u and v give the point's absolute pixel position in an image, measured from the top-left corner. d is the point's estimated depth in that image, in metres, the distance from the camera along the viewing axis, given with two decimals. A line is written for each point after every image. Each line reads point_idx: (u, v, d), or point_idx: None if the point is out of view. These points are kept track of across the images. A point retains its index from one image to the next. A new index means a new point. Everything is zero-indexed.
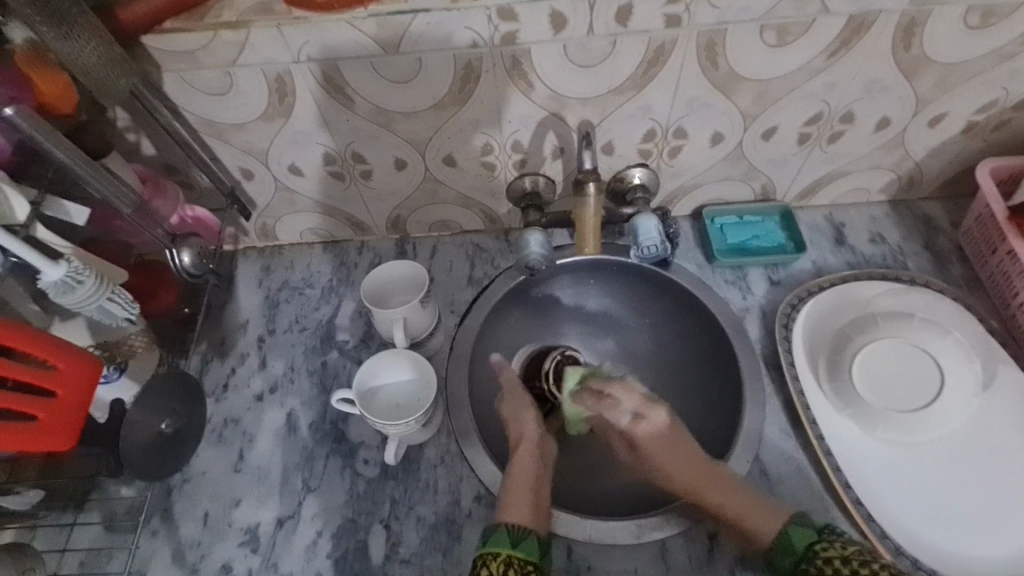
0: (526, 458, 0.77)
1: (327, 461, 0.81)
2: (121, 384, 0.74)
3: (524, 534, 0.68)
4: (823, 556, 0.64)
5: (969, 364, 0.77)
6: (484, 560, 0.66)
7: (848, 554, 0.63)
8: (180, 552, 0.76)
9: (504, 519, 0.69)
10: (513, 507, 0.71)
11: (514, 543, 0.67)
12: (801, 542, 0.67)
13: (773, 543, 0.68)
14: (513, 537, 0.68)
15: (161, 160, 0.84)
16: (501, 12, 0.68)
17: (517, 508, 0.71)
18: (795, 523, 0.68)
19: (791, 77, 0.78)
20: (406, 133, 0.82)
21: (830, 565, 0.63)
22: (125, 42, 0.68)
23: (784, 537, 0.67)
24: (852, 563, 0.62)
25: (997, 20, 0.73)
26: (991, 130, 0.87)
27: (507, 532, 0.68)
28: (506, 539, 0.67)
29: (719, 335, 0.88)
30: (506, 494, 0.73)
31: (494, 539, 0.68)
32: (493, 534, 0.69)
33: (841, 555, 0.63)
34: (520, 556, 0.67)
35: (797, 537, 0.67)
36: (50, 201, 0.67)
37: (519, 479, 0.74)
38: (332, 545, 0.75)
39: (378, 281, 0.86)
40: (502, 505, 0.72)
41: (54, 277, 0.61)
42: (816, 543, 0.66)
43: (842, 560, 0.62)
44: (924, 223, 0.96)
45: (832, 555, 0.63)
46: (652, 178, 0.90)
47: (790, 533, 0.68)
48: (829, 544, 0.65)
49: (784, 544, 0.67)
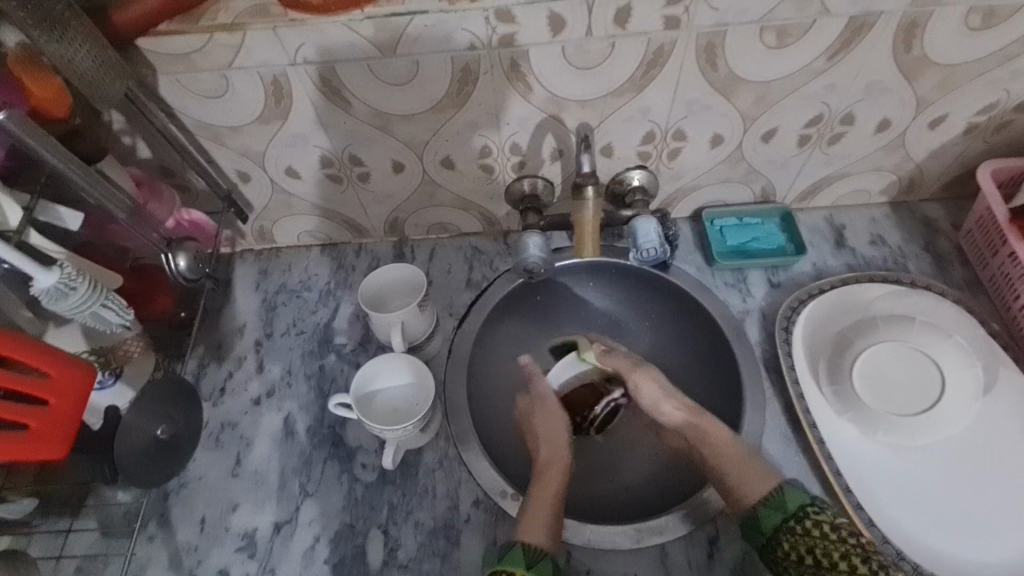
0: (554, 472, 0.75)
1: (325, 466, 0.80)
2: (116, 390, 0.74)
3: (539, 556, 0.66)
4: (814, 520, 0.64)
5: (971, 367, 0.76)
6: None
7: (838, 523, 0.63)
8: (177, 557, 0.75)
9: (523, 539, 0.67)
10: (534, 526, 0.69)
11: (529, 564, 0.65)
12: (792, 503, 0.66)
13: (761, 500, 0.67)
14: (530, 558, 0.65)
15: (157, 163, 0.84)
16: (499, 14, 0.68)
17: (537, 526, 0.69)
18: (789, 486, 0.67)
19: (791, 78, 0.77)
20: (403, 135, 0.81)
21: (819, 529, 0.63)
22: (120, 45, 0.68)
23: (778, 496, 0.67)
24: (840, 531, 0.62)
25: (998, 21, 0.72)
26: (992, 132, 0.86)
27: (523, 553, 0.66)
28: (522, 559, 0.65)
29: (719, 337, 0.88)
30: (524, 517, 0.70)
31: (509, 558, 0.65)
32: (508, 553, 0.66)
33: (829, 521, 0.63)
34: None
35: (789, 498, 0.66)
36: (43, 205, 0.67)
37: (547, 493, 0.73)
38: (329, 550, 0.75)
39: (376, 285, 0.85)
40: (522, 524, 0.70)
41: (46, 284, 0.61)
42: (807, 506, 0.65)
43: (830, 526, 0.63)
44: (925, 225, 0.95)
45: (822, 520, 0.64)
46: (653, 182, 0.89)
47: (784, 494, 0.67)
48: (820, 508, 0.65)
49: (775, 502, 0.66)
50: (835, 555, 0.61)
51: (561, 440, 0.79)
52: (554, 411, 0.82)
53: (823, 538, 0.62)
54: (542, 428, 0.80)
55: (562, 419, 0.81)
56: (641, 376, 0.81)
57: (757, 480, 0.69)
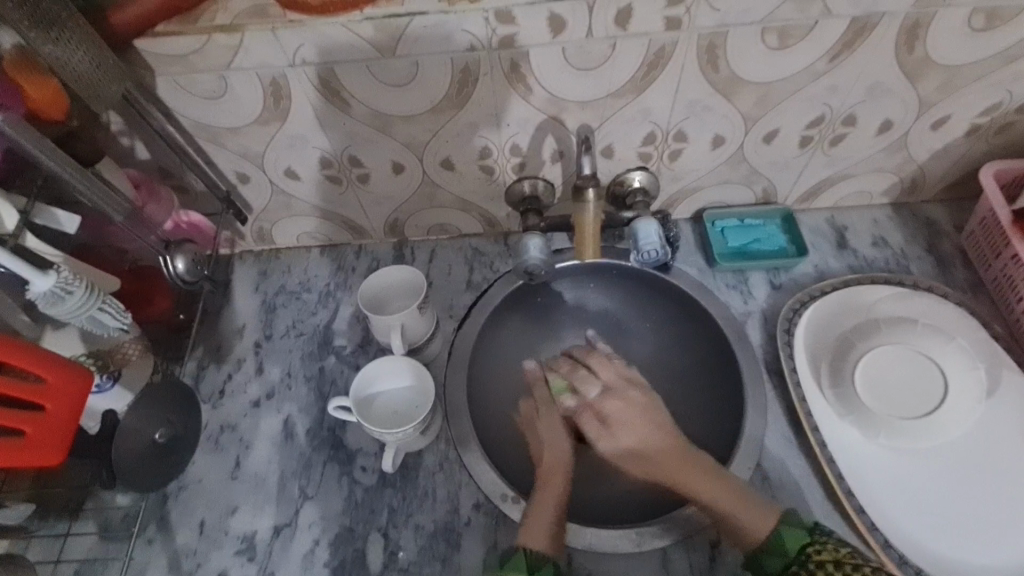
0: (556, 476, 0.75)
1: (324, 468, 0.80)
2: (114, 394, 0.73)
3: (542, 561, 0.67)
4: (817, 558, 0.62)
5: (973, 370, 0.76)
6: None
7: (842, 556, 0.61)
8: (177, 560, 0.75)
9: (524, 543, 0.68)
10: (535, 530, 0.69)
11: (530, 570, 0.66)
12: (793, 544, 0.64)
13: (761, 545, 0.66)
14: (531, 564, 0.66)
15: (156, 165, 0.84)
16: (499, 15, 0.67)
17: (537, 530, 0.69)
18: (785, 525, 0.66)
19: (793, 79, 0.77)
20: (403, 136, 0.81)
21: (824, 570, 0.61)
22: (117, 47, 0.67)
23: (775, 539, 0.65)
24: (848, 566, 0.60)
25: (1001, 23, 0.72)
26: (995, 133, 0.86)
27: (525, 558, 0.67)
28: (523, 564, 0.66)
29: (720, 339, 0.87)
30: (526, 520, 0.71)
31: (511, 564, 0.67)
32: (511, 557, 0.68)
33: (834, 557, 0.61)
34: None
35: (789, 539, 0.65)
36: (40, 209, 0.67)
37: (548, 492, 0.73)
38: (329, 553, 0.75)
39: (376, 287, 0.85)
40: (524, 528, 0.70)
41: (42, 288, 0.60)
42: (807, 544, 0.64)
43: (835, 563, 0.61)
44: (927, 226, 0.95)
45: (825, 558, 0.62)
46: (652, 180, 0.88)
47: (782, 536, 0.65)
48: (822, 545, 0.63)
49: (772, 545, 0.65)
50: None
51: (563, 446, 0.78)
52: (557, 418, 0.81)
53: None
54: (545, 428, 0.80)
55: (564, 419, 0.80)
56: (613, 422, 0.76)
57: (755, 516, 0.67)
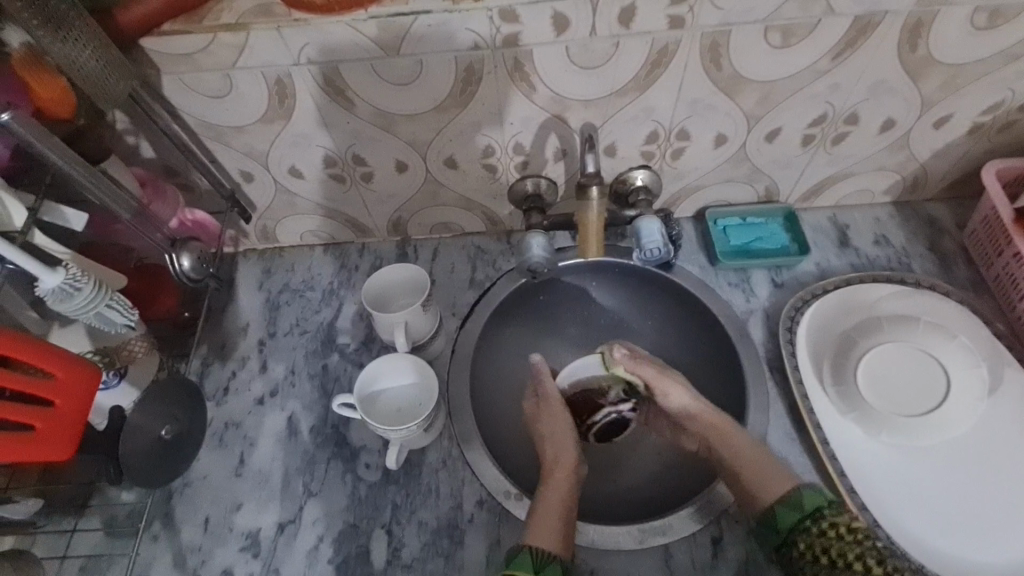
0: (560, 474, 0.76)
1: (328, 466, 0.80)
2: (121, 390, 0.74)
3: (548, 559, 0.66)
4: (832, 521, 0.65)
5: (974, 368, 0.76)
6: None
7: (855, 526, 0.65)
8: (181, 557, 0.76)
9: (530, 541, 0.67)
10: (542, 529, 0.68)
11: (536, 570, 0.65)
12: (811, 503, 0.67)
13: (778, 498, 0.69)
14: (537, 563, 0.65)
15: (161, 163, 0.84)
16: (503, 14, 0.68)
17: (544, 529, 0.68)
18: (807, 488, 0.69)
19: (796, 78, 0.77)
20: (407, 135, 0.81)
21: (835, 530, 0.64)
22: (123, 45, 0.68)
23: (796, 495, 0.68)
24: (858, 534, 0.64)
25: (1004, 21, 0.72)
26: (997, 131, 0.86)
27: (531, 557, 0.66)
28: (530, 563, 0.65)
29: (723, 337, 0.87)
30: (532, 517, 0.71)
31: (516, 564, 0.66)
32: (517, 556, 0.67)
33: (846, 523, 0.65)
34: None
35: (808, 499, 0.68)
36: (48, 206, 0.66)
37: (553, 490, 0.74)
38: (333, 550, 0.75)
39: (380, 284, 0.85)
40: (529, 526, 0.69)
41: (51, 285, 0.61)
42: (824, 507, 0.66)
43: (846, 527, 0.64)
44: (929, 224, 0.95)
45: (840, 521, 0.65)
46: (656, 180, 0.89)
47: (801, 494, 0.68)
48: (840, 512, 0.66)
49: (793, 502, 0.68)
50: (851, 555, 0.63)
51: (569, 449, 0.79)
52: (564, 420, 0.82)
53: (840, 540, 0.64)
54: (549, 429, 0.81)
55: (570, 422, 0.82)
56: (664, 378, 0.81)
57: (775, 480, 0.70)
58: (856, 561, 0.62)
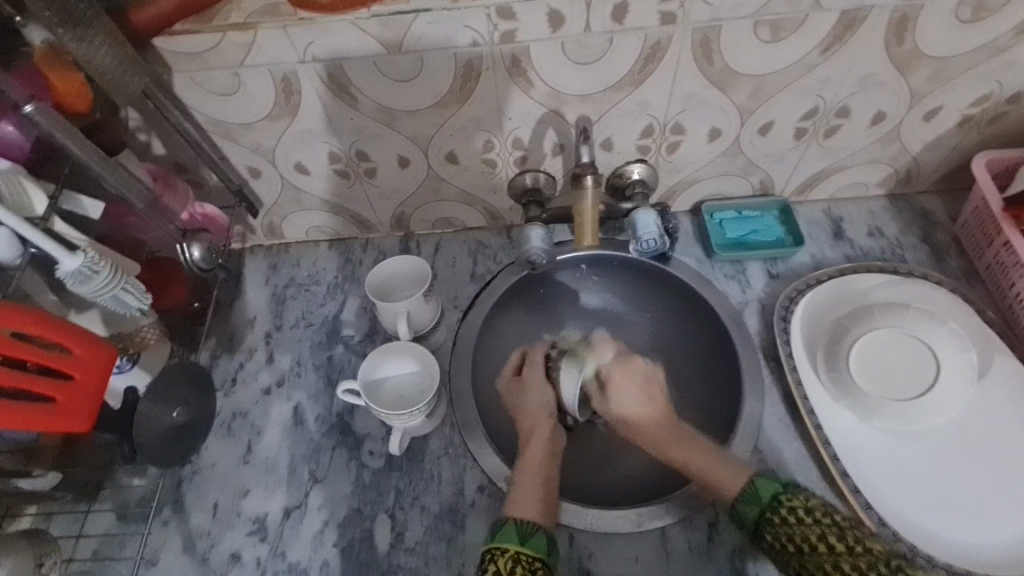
0: (537, 440, 0.79)
1: (333, 453, 0.82)
2: (133, 374, 0.78)
3: (531, 529, 0.68)
4: (788, 505, 0.65)
5: (964, 352, 0.78)
6: (491, 556, 0.65)
7: (812, 505, 0.64)
8: (191, 541, 0.78)
9: (512, 515, 0.69)
10: (522, 503, 0.71)
11: (522, 540, 0.66)
12: (765, 492, 0.67)
13: (738, 496, 0.69)
14: (522, 534, 0.67)
15: (171, 159, 0.87)
16: (500, 12, 0.70)
17: (525, 507, 0.70)
18: (760, 479, 0.68)
19: (787, 71, 0.79)
20: (409, 130, 0.83)
21: (794, 514, 0.64)
22: (137, 44, 0.71)
23: (751, 488, 0.68)
24: (815, 513, 0.63)
25: (988, 14, 0.74)
26: (987, 122, 0.88)
27: (516, 529, 0.67)
28: (515, 534, 0.67)
29: (719, 327, 0.89)
30: (513, 493, 0.73)
31: (502, 535, 0.67)
32: (501, 529, 0.68)
33: (804, 506, 0.64)
34: (529, 552, 0.65)
35: (762, 488, 0.67)
36: (67, 195, 0.70)
37: (531, 461, 0.76)
38: (337, 534, 0.77)
39: (382, 275, 0.87)
40: (512, 505, 0.71)
41: (71, 267, 0.64)
42: (780, 494, 0.66)
43: (804, 510, 0.64)
44: (922, 217, 0.97)
45: (796, 505, 0.65)
46: (651, 173, 0.91)
47: (757, 485, 0.68)
48: (793, 494, 0.66)
49: (750, 496, 0.67)
50: (813, 537, 0.62)
51: (542, 415, 0.82)
52: (539, 397, 0.83)
53: (800, 524, 0.63)
54: (527, 403, 0.83)
55: (545, 395, 0.84)
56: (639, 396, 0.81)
57: (733, 473, 0.71)
58: (819, 541, 0.61)
